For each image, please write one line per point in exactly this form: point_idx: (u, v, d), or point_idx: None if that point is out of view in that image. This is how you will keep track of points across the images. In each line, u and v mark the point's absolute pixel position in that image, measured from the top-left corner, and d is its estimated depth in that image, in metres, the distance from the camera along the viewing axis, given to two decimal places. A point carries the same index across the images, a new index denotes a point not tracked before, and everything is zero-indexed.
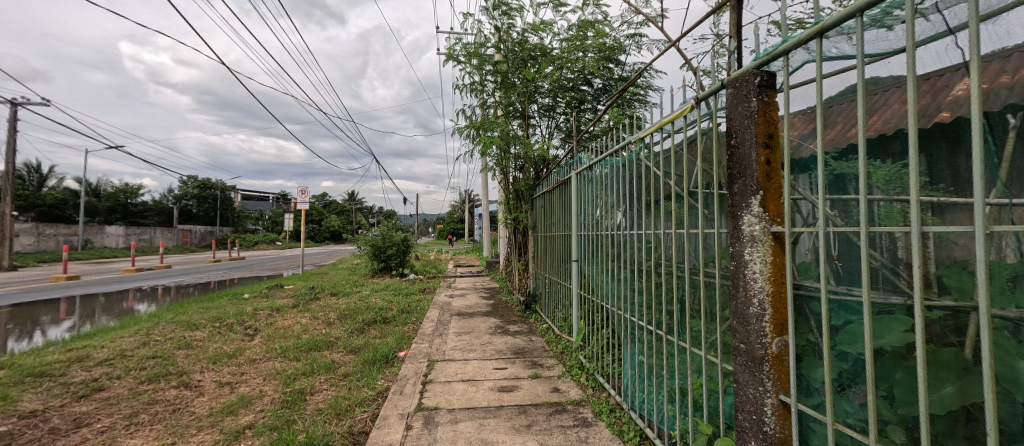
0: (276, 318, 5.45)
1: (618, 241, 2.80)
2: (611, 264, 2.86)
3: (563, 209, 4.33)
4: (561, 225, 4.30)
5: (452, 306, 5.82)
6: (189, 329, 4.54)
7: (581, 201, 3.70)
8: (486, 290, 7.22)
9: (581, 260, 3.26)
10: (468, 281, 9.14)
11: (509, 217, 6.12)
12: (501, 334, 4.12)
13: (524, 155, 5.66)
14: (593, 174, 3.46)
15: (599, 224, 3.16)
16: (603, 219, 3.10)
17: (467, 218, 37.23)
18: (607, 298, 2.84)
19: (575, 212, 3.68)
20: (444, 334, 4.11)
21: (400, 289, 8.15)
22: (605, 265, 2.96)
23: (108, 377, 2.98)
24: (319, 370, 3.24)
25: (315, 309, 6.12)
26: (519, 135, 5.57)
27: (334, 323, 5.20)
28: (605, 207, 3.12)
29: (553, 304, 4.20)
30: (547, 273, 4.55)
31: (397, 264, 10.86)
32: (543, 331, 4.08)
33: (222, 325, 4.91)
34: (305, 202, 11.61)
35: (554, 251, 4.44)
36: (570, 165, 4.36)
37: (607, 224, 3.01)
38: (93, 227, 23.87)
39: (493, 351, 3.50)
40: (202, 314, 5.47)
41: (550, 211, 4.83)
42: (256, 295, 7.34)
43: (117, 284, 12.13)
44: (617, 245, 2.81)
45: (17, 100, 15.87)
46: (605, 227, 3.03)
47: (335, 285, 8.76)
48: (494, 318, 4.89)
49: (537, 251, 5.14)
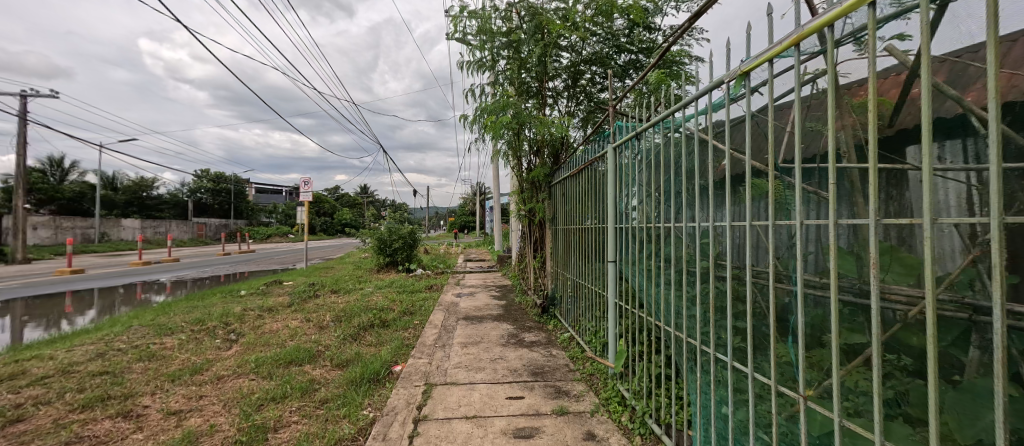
0: (264, 320, 4.92)
1: (677, 239, 1.99)
2: (665, 270, 2.07)
3: (593, 195, 3.56)
4: (590, 217, 3.55)
5: (459, 308, 5.20)
6: (161, 335, 4.01)
7: (618, 184, 2.86)
8: (497, 289, 6.57)
9: (615, 260, 2.48)
10: (478, 277, 8.53)
11: (523, 209, 5.34)
12: (516, 345, 3.47)
13: (540, 137, 4.98)
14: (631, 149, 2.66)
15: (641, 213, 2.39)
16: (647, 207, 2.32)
17: (478, 211, 36.75)
18: (662, 316, 2.07)
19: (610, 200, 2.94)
20: (448, 346, 3.48)
21: (405, 287, 7.57)
22: (650, 267, 2.22)
23: (35, 402, 2.45)
24: (293, 393, 2.65)
25: (310, 310, 5.58)
26: (534, 115, 4.87)
27: (327, 326, 4.63)
28: (651, 191, 2.31)
29: (579, 312, 3.47)
30: (570, 274, 3.87)
31: (403, 258, 10.30)
32: (566, 343, 3.43)
33: (202, 329, 4.39)
34: (309, 194, 11.13)
35: (581, 248, 3.69)
36: (603, 140, 3.57)
37: (658, 215, 2.20)
38: (109, 220, 24.14)
39: (506, 370, 2.85)
40: (185, 314, 4.97)
41: (573, 200, 4.13)
42: (252, 293, 6.88)
43: (122, 278, 11.92)
44: (669, 243, 2.06)
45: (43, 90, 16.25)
46: (650, 217, 2.27)
47: (337, 281, 8.25)
48: (507, 323, 4.25)
49: (558, 247, 4.41)
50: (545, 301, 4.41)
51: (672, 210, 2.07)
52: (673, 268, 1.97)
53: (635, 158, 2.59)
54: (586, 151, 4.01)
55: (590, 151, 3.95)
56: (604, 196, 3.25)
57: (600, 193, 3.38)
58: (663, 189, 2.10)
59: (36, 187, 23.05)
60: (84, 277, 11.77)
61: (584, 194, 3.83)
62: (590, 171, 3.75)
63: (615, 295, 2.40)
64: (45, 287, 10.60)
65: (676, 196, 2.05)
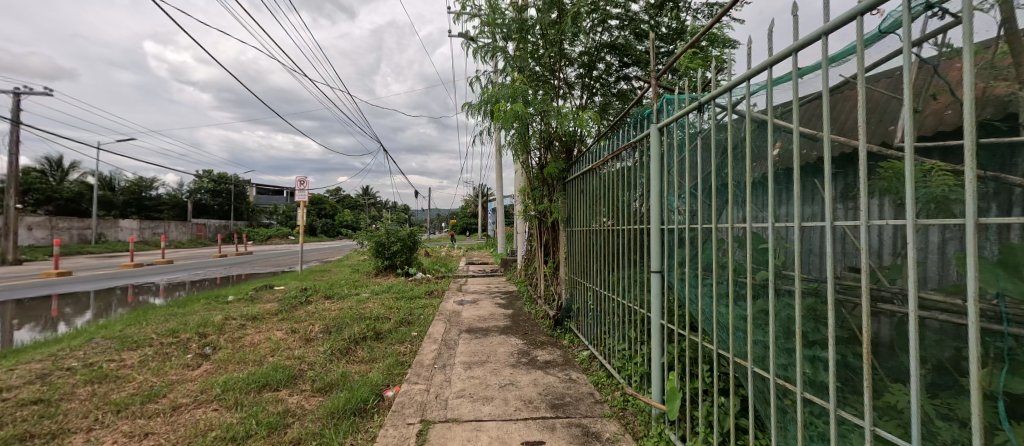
0: (246, 331, 4.45)
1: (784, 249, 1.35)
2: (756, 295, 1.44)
3: (624, 192, 3.05)
4: (620, 216, 3.04)
5: (462, 317, 4.72)
6: (124, 350, 3.54)
7: (662, 173, 2.02)
8: (503, 297, 6.05)
9: (656, 269, 1.96)
10: (481, 282, 8.04)
11: (532, 209, 4.76)
12: (529, 366, 2.97)
13: (552, 130, 4.56)
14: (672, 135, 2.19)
15: (678, 209, 1.87)
16: (690, 201, 1.82)
17: (480, 214, 36.32)
18: (743, 353, 1.49)
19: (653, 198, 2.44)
20: (449, 366, 2.99)
21: (403, 293, 7.05)
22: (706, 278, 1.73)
23: None
24: (259, 431, 2.17)
25: (299, 319, 5.12)
26: (546, 106, 4.43)
27: (314, 339, 4.15)
28: (724, 181, 1.64)
29: (604, 327, 2.95)
30: (590, 282, 3.39)
31: (403, 261, 9.80)
32: (587, 364, 2.95)
33: (174, 342, 3.91)
34: (306, 194, 10.68)
35: (607, 253, 3.17)
36: (633, 126, 3.05)
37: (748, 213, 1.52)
38: (107, 221, 23.80)
39: (519, 401, 2.36)
40: (159, 324, 4.50)
41: (593, 197, 3.64)
42: (239, 298, 6.40)
43: (111, 280, 11.44)
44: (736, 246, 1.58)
45: (42, 88, 16.02)
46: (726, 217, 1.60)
47: (331, 286, 7.75)
48: (516, 337, 3.77)
49: (575, 251, 3.89)
50: (559, 313, 3.89)
51: (740, 203, 1.58)
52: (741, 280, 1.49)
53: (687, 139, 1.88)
54: (608, 142, 3.51)
55: (614, 141, 3.44)
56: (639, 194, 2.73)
57: (636, 189, 2.85)
58: (717, 176, 1.61)
59: (32, 187, 22.73)
60: (72, 279, 11.33)
61: (609, 192, 3.33)
62: (617, 165, 3.24)
63: (654, 312, 1.90)
64: (29, 289, 10.16)
65: (743, 183, 1.57)
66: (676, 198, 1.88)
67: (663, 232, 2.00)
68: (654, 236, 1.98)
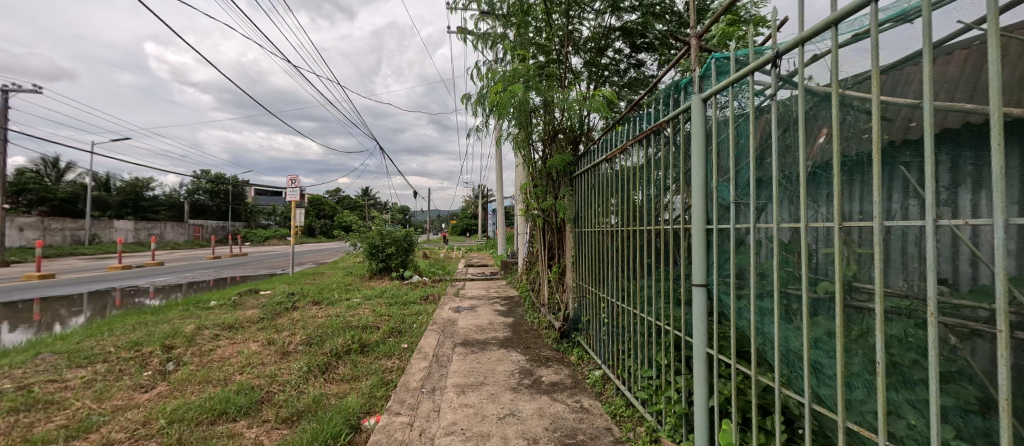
0: (219, 343, 4.02)
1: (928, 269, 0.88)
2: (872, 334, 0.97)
3: (642, 187, 2.59)
4: (639, 216, 2.58)
5: (457, 327, 4.30)
6: (69, 369, 3.10)
7: (713, 156, 1.53)
8: (503, 303, 5.60)
9: (700, 282, 1.49)
10: (480, 286, 7.62)
11: (535, 208, 4.32)
12: (533, 390, 2.54)
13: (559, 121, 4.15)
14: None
15: (736, 203, 1.40)
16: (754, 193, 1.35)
17: (480, 215, 35.92)
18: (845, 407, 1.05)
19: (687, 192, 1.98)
20: (439, 390, 2.56)
21: (396, 298, 6.60)
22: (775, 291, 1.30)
23: None
24: None
25: (280, 328, 4.70)
26: (551, 94, 4.01)
27: (292, 352, 3.72)
28: (819, 167, 1.17)
29: (622, 346, 2.49)
30: (602, 291, 2.96)
31: (398, 264, 9.38)
32: (601, 388, 2.52)
33: (132, 357, 3.48)
34: (298, 194, 10.26)
35: (624, 259, 2.70)
36: (652, 111, 2.60)
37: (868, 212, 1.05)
38: (101, 222, 23.41)
39: (522, 440, 1.93)
40: (121, 336, 4.06)
41: (604, 193, 3.21)
42: (220, 304, 5.97)
43: (94, 284, 10.97)
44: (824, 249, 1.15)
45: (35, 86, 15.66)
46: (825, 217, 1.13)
47: (321, 290, 7.31)
48: (517, 352, 3.34)
49: (584, 254, 3.43)
50: (565, 324, 3.45)
51: (829, 192, 1.15)
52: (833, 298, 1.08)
53: (755, 110, 1.38)
54: (620, 131, 3.07)
55: (627, 129, 3.00)
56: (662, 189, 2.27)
57: (658, 182, 2.39)
58: (800, 155, 1.15)
59: (25, 187, 22.35)
60: (56, 282, 10.90)
61: (624, 188, 2.88)
62: (632, 157, 2.78)
63: (700, 338, 1.44)
64: (9, 292, 9.73)
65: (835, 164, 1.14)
66: (732, 187, 1.41)
67: (707, 233, 1.55)
68: (698, 238, 1.52)
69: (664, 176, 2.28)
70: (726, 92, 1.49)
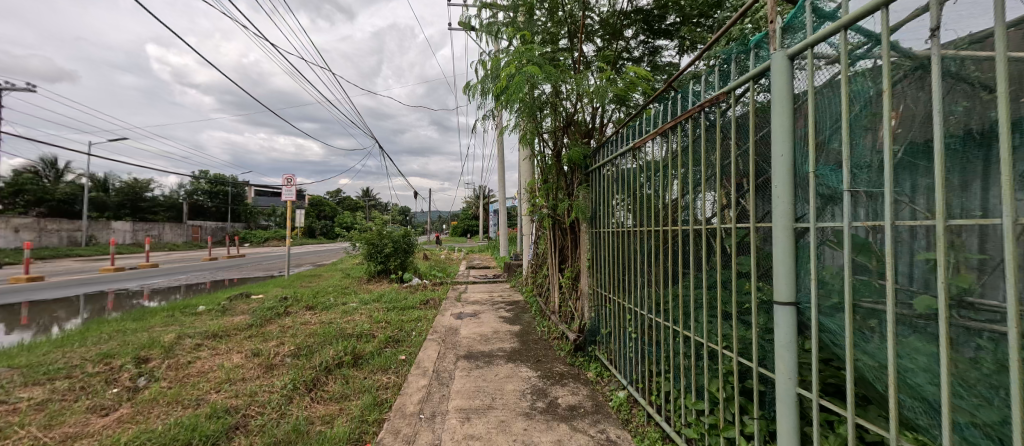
0: (201, 354, 3.69)
1: None
2: None
3: (667, 183, 2.26)
4: (667, 216, 2.20)
5: (458, 335, 3.96)
6: (25, 389, 2.77)
7: (809, 129, 1.21)
8: (508, 309, 5.24)
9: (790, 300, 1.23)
10: (482, 289, 7.29)
11: (543, 206, 3.96)
12: (548, 417, 2.19)
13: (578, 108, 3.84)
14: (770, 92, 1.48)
15: (850, 194, 1.07)
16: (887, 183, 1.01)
17: (481, 216, 35.63)
18: None
19: (730, 187, 1.66)
20: (440, 416, 2.22)
21: (394, 303, 6.24)
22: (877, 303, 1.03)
23: None
24: None
25: (269, 336, 4.36)
26: (567, 80, 3.69)
27: (278, 365, 3.37)
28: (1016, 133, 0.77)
29: (652, 366, 2.15)
30: (624, 300, 2.60)
31: (397, 265, 9.04)
32: (628, 414, 2.18)
33: (101, 372, 3.15)
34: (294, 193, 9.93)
35: (647, 265, 2.36)
36: (677, 98, 2.29)
37: None
38: (98, 223, 23.14)
39: None
40: (93, 346, 3.72)
41: (624, 188, 2.84)
42: (207, 310, 5.63)
43: (83, 286, 10.61)
44: (926, 254, 0.92)
45: (28, 84, 15.34)
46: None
47: (315, 294, 6.95)
48: (526, 366, 3.00)
49: (601, 258, 3.09)
50: (580, 335, 3.10)
51: (933, 182, 0.91)
52: (1010, 330, 0.75)
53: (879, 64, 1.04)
54: (639, 123, 2.73)
55: (648, 120, 2.67)
56: (691, 187, 1.95)
57: (689, 177, 2.07)
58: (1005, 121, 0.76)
59: (20, 187, 22.00)
60: (41, 285, 10.51)
61: (645, 185, 2.55)
62: (654, 151, 2.45)
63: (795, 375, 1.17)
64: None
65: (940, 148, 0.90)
66: (842, 175, 1.09)
67: (795, 234, 1.25)
68: (778, 240, 1.24)
69: (691, 173, 1.96)
70: (828, 42, 1.16)
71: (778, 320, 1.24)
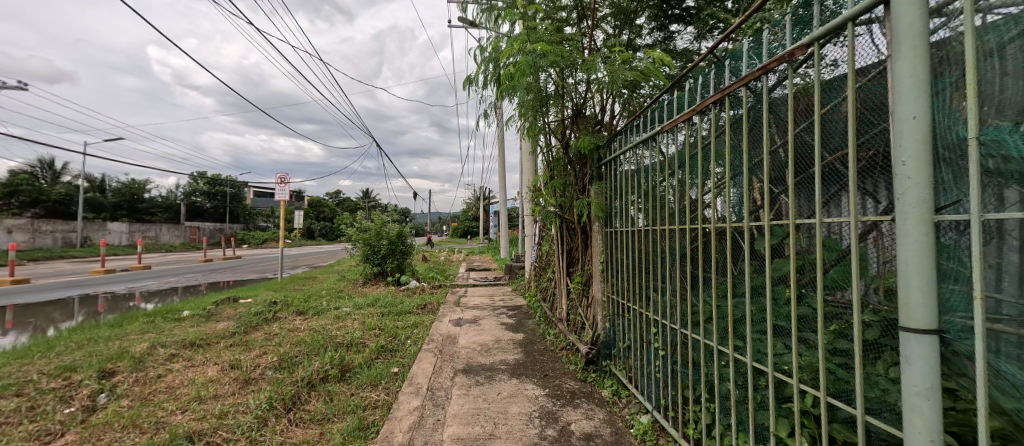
0: (174, 366, 3.37)
1: None
2: None
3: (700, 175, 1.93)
4: (702, 212, 1.86)
5: (457, 345, 3.64)
6: None
7: (968, 81, 0.87)
8: (510, 314, 4.90)
9: (931, 325, 0.91)
10: (483, 293, 6.97)
11: (550, 205, 3.62)
12: None
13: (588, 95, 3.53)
14: (872, 47, 1.15)
15: None
16: None
17: (481, 217, 35.33)
18: None
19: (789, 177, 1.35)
20: None
21: (390, 307, 5.91)
22: None
23: None
24: None
25: (253, 344, 4.04)
26: (575, 65, 3.37)
27: (255, 379, 3.04)
28: None
29: (687, 391, 1.81)
30: (644, 310, 2.24)
31: (394, 268, 8.73)
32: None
33: (57, 388, 2.83)
34: (287, 193, 9.61)
35: (673, 270, 2.02)
36: (713, 75, 1.96)
37: None
38: (93, 224, 22.85)
39: None
40: (56, 357, 3.40)
41: (642, 181, 2.49)
42: (191, 315, 5.31)
43: (68, 289, 10.27)
44: None
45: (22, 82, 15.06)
46: None
47: (307, 298, 6.62)
48: (532, 382, 2.66)
49: (615, 260, 2.75)
50: (593, 347, 2.77)
51: None
52: None
53: None
54: (659, 108, 2.41)
55: (673, 104, 2.34)
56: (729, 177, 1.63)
57: (732, 166, 1.74)
58: None
59: (15, 187, 21.66)
60: (24, 288, 10.13)
61: (668, 179, 2.22)
62: (679, 139, 2.13)
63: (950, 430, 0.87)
64: None
65: None
66: None
67: (939, 229, 0.91)
68: (909, 239, 0.93)
69: (727, 160, 1.64)
70: None
71: (909, 353, 0.94)
